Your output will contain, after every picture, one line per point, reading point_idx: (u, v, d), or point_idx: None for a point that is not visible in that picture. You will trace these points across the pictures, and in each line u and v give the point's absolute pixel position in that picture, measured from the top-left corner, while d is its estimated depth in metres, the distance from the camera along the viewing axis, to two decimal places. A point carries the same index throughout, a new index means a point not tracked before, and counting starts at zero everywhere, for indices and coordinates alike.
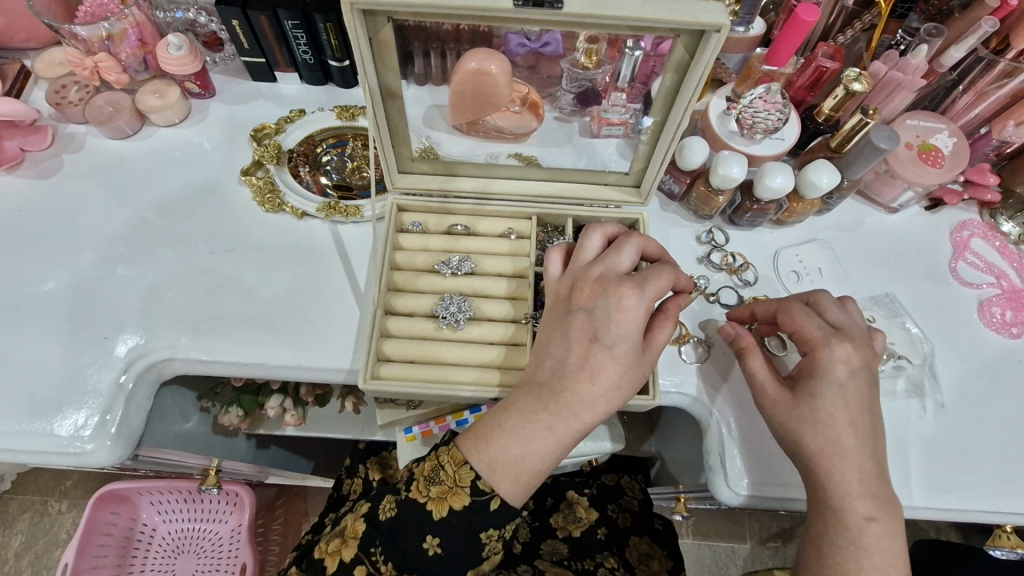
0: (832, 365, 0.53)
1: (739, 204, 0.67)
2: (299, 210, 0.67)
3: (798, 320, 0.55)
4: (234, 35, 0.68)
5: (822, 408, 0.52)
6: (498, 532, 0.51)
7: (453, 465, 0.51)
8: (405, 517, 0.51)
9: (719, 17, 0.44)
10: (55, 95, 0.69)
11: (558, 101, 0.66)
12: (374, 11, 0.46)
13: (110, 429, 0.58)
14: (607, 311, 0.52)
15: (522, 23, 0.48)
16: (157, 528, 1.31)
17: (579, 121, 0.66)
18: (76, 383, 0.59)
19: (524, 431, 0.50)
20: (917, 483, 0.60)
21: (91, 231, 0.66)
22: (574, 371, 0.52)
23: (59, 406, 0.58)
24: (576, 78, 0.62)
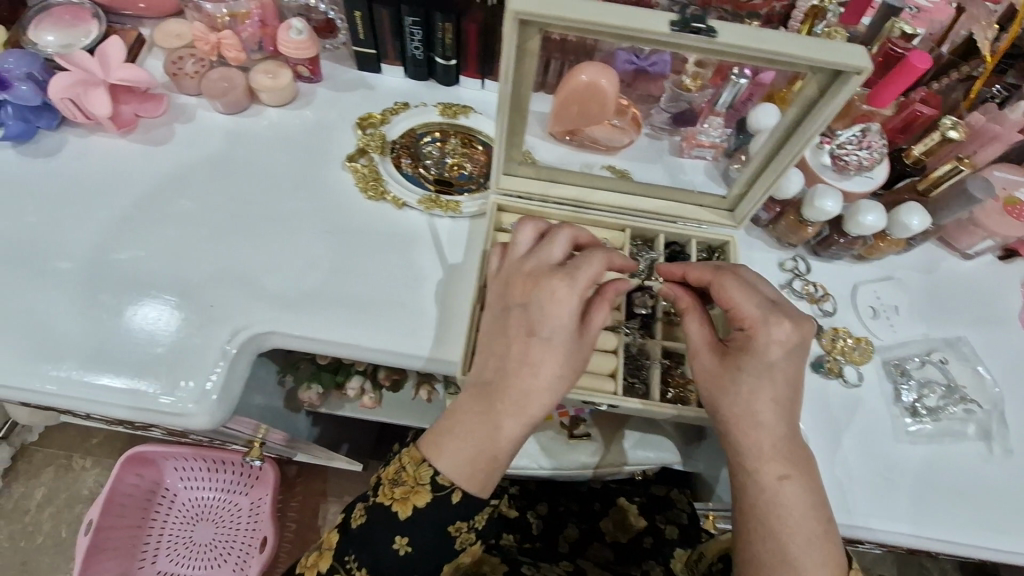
0: (766, 343, 0.53)
1: (826, 236, 0.70)
2: (399, 199, 0.69)
3: (734, 298, 0.55)
4: (353, 25, 0.70)
5: (746, 384, 0.54)
6: (465, 524, 0.56)
7: (412, 464, 0.55)
8: (375, 521, 0.55)
9: (861, 60, 0.46)
10: (172, 66, 0.72)
11: (653, 119, 0.70)
12: (530, 22, 0.47)
13: (210, 394, 0.60)
14: (541, 305, 0.55)
15: (665, 47, 0.49)
16: (177, 495, 1.33)
17: (669, 139, 0.71)
18: (181, 347, 0.61)
19: (466, 431, 0.55)
20: (856, 500, 0.61)
21: (198, 200, 0.68)
22: (515, 365, 0.55)
23: (164, 367, 0.61)
24: (676, 100, 0.67)
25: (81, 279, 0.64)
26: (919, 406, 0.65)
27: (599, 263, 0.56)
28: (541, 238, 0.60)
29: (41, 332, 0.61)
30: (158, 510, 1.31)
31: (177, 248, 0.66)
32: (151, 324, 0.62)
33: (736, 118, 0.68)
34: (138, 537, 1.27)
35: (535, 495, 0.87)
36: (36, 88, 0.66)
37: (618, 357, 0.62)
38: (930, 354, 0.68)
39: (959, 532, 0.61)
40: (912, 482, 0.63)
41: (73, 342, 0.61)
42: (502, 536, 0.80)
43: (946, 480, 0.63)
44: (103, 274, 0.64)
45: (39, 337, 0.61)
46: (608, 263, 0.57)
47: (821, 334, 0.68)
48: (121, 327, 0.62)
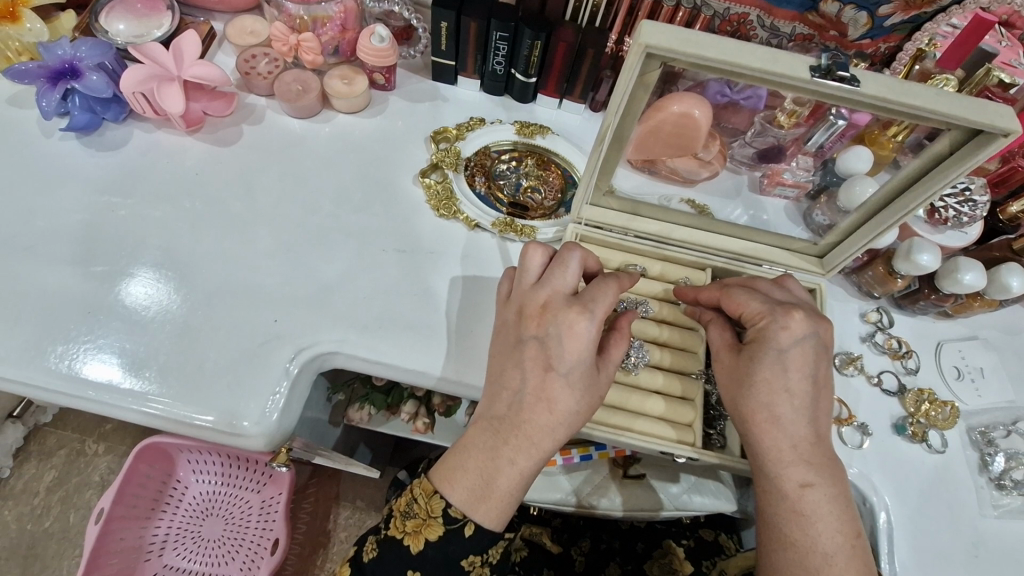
0: (774, 334, 0.51)
1: (915, 291, 0.66)
2: (473, 220, 0.66)
3: (741, 302, 0.55)
4: (436, 36, 0.68)
5: (767, 393, 0.51)
6: (480, 558, 0.53)
7: (424, 497, 0.54)
8: (387, 556, 0.54)
9: (1009, 122, 0.43)
10: (245, 64, 0.69)
11: (734, 154, 0.64)
12: (655, 55, 0.45)
13: (272, 416, 0.57)
14: (559, 339, 0.52)
15: (792, 90, 0.47)
16: (187, 488, 1.29)
17: (750, 174, 0.66)
18: (242, 363, 0.58)
19: (474, 467, 0.53)
20: (913, 563, 0.58)
21: (261, 205, 0.66)
22: (530, 403, 0.52)
23: (223, 386, 0.57)
24: (764, 133, 0.61)
25: (139, 282, 0.61)
26: (1005, 477, 0.61)
27: (615, 290, 0.54)
28: (551, 262, 0.56)
29: (96, 334, 0.59)
30: (168, 502, 1.28)
31: (238, 254, 0.63)
32: (209, 335, 0.59)
33: (824, 157, 0.62)
34: (147, 528, 1.25)
35: (580, 530, 0.84)
36: (108, 79, 0.64)
37: (696, 408, 0.59)
38: (1015, 424, 0.65)
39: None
40: (993, 560, 0.59)
41: (127, 349, 0.58)
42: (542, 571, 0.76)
43: None
44: (162, 278, 0.61)
45: (92, 339, 0.58)
46: (620, 290, 0.55)
47: (904, 393, 0.64)
48: (180, 337, 0.59)
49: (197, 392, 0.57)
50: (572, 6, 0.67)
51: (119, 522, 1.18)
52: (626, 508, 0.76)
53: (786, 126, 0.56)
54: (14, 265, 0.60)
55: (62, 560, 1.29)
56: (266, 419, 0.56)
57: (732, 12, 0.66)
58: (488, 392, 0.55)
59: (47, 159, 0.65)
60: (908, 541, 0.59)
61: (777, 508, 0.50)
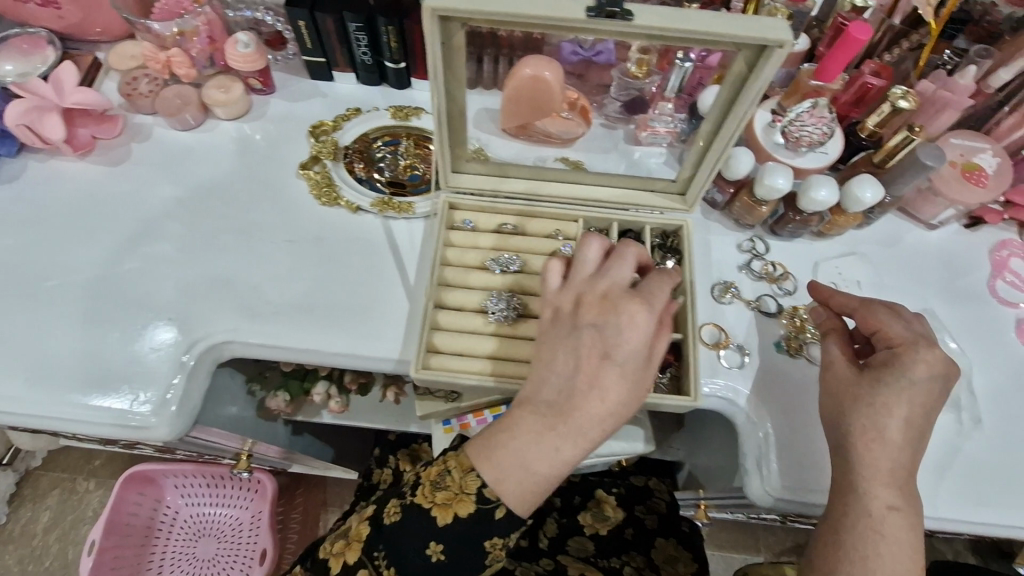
0: (912, 362, 0.53)
1: (782, 214, 0.69)
2: (353, 204, 0.70)
3: (882, 323, 0.56)
4: (300, 35, 0.71)
5: (885, 399, 0.52)
6: (501, 541, 0.53)
7: (459, 471, 0.53)
8: (409, 524, 0.53)
9: (783, 33, 0.46)
10: (127, 86, 0.73)
11: (605, 108, 0.67)
12: (451, 18, 0.48)
13: (169, 402, 0.61)
14: (617, 327, 0.53)
15: (587, 33, 0.50)
16: (179, 512, 1.33)
17: (624, 128, 0.68)
18: (138, 361, 0.62)
19: (523, 450, 0.51)
20: (944, 496, 0.61)
21: (162, 217, 0.69)
22: (583, 390, 0.52)
23: (127, 384, 0.61)
24: (626, 86, 0.64)
25: (51, 301, 0.65)
26: None
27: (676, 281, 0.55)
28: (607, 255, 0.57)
29: (13, 355, 0.62)
30: (161, 529, 1.32)
31: (142, 265, 0.67)
32: (114, 340, 0.63)
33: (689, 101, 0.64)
34: (142, 555, 1.28)
35: None
36: None
37: None
38: None
39: (944, 509, 0.60)
40: None
41: (41, 365, 0.62)
42: None
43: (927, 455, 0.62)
44: (72, 298, 0.65)
45: (9, 360, 0.62)
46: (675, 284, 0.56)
47: (781, 314, 0.67)
48: (89, 348, 0.63)
49: (105, 393, 0.61)
50: None
51: (112, 551, 1.22)
52: None
53: (638, 75, 0.60)
54: None
55: None
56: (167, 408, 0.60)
57: None
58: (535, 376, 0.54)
59: None
60: (925, 469, 0.61)
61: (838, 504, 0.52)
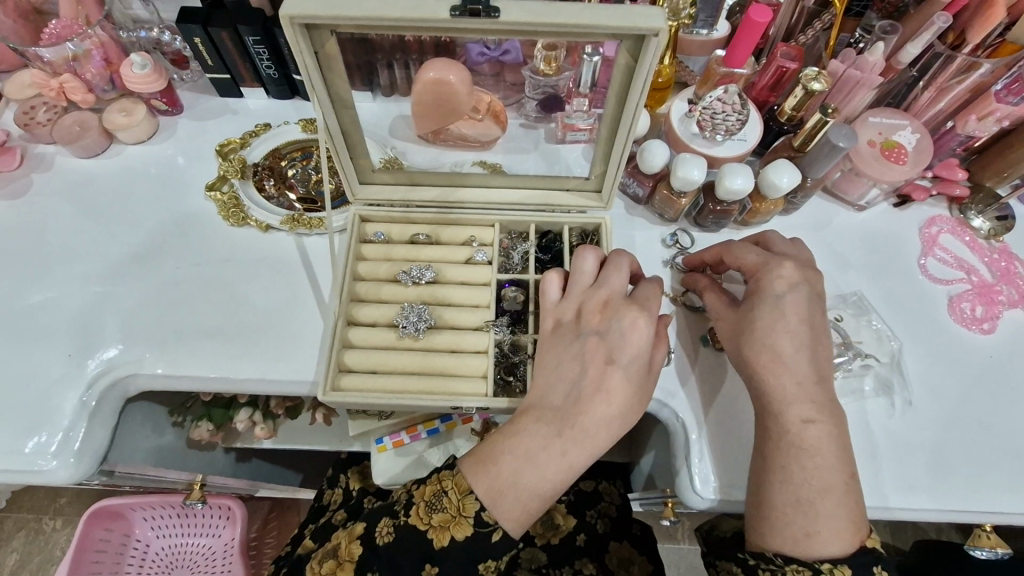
0: (769, 281, 0.56)
1: (702, 205, 0.68)
2: (263, 223, 0.68)
3: (738, 254, 0.60)
4: (199, 52, 0.69)
5: (760, 318, 0.55)
6: (495, 563, 0.51)
7: (456, 492, 0.51)
8: (404, 544, 0.51)
9: (660, 21, 0.45)
10: (24, 116, 0.70)
11: (524, 108, 0.67)
12: (317, 25, 0.46)
13: (70, 439, 0.58)
14: (620, 332, 0.54)
15: (465, 32, 0.48)
16: (148, 545, 1.30)
17: (544, 127, 0.67)
18: (35, 399, 0.59)
19: (529, 457, 0.50)
20: (890, 485, 0.59)
21: (66, 249, 0.67)
22: (588, 396, 0.52)
23: (21, 424, 0.58)
24: (539, 85, 0.63)
25: None
26: None
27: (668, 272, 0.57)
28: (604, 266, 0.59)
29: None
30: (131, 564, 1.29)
31: (44, 301, 0.64)
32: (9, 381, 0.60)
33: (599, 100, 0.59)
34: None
35: None
36: None
37: (489, 357, 0.60)
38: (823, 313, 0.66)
39: (878, 496, 0.58)
40: None
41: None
42: None
43: (860, 443, 0.60)
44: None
45: None
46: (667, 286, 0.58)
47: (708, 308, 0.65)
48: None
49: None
50: None
51: None
52: None
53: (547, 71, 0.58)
54: None
55: None
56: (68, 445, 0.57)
57: None
58: (538, 387, 0.54)
59: None
60: (863, 458, 0.60)
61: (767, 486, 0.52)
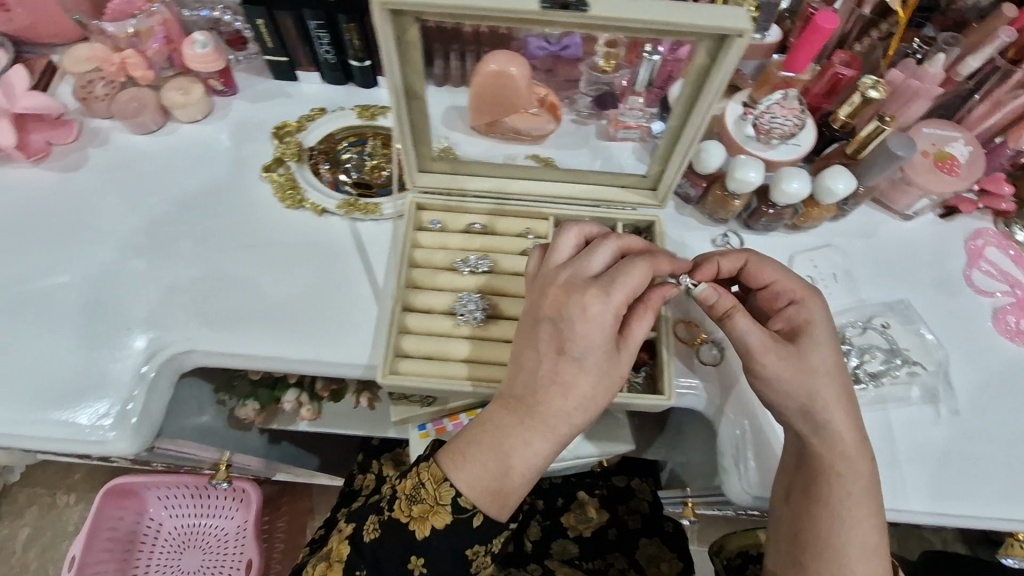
0: (811, 314, 0.53)
1: (755, 208, 0.68)
2: (319, 206, 0.68)
3: (770, 274, 0.56)
4: (259, 34, 0.69)
5: (806, 354, 0.52)
6: (483, 548, 0.53)
7: (432, 483, 0.52)
8: (390, 538, 0.53)
9: (743, 21, 0.46)
10: (82, 90, 0.71)
11: (576, 104, 0.65)
12: (403, 12, 0.47)
13: (127, 413, 0.58)
14: (574, 321, 0.50)
15: (546, 26, 0.48)
16: (162, 524, 1.30)
17: (596, 124, 0.66)
18: (90, 372, 0.59)
19: (495, 446, 0.51)
20: (912, 490, 0.59)
21: (113, 224, 0.67)
22: (545, 386, 0.51)
23: (79, 397, 0.59)
24: (596, 81, 0.62)
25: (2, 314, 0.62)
26: (861, 371, 0.64)
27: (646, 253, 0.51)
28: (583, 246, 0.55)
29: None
30: (144, 542, 1.29)
31: (96, 275, 0.64)
32: (62, 354, 0.60)
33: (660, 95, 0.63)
34: (126, 569, 1.25)
35: None
36: None
37: None
38: (870, 320, 0.67)
39: (897, 501, 0.59)
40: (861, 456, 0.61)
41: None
42: None
43: (904, 449, 0.61)
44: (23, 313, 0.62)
45: None
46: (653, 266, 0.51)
47: None
48: (39, 363, 0.60)
49: (55, 409, 0.58)
50: None
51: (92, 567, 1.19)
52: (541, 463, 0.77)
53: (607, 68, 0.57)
54: None
55: None
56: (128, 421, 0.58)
57: None
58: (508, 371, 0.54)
59: None
60: (885, 468, 0.60)
61: (821, 502, 0.52)
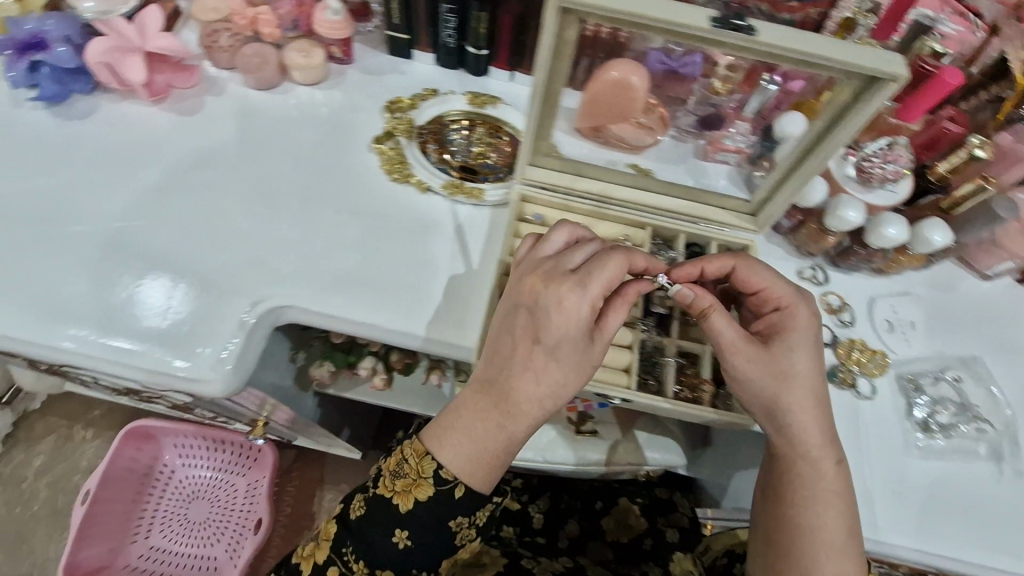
0: (796, 323, 0.56)
1: (847, 247, 0.70)
2: (424, 183, 0.70)
3: (761, 281, 0.57)
4: (389, 9, 0.71)
5: (784, 358, 0.55)
6: (465, 520, 0.56)
7: (415, 457, 0.55)
8: (374, 512, 0.56)
9: (897, 68, 0.47)
10: (207, 39, 0.72)
11: (678, 121, 0.65)
12: (571, 12, 0.48)
13: (168, 346, 0.61)
14: (549, 311, 0.53)
15: (702, 44, 0.50)
16: (175, 472, 1.30)
17: (693, 143, 0.67)
18: (135, 304, 0.62)
19: (474, 426, 0.55)
20: (884, 520, 0.61)
21: (221, 172, 0.69)
22: (518, 370, 0.54)
23: (128, 328, 0.61)
24: (703, 101, 0.63)
25: (109, 244, 0.64)
26: (931, 421, 0.65)
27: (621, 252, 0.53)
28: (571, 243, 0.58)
29: (39, 295, 0.62)
30: (155, 486, 1.29)
31: (200, 218, 0.67)
32: (125, 283, 0.63)
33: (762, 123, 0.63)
34: (135, 510, 1.25)
35: (538, 489, 0.88)
36: (75, 52, 0.67)
37: (633, 352, 0.63)
38: (944, 371, 0.68)
39: (876, 532, 0.60)
40: (920, 500, 0.62)
41: (43, 303, 0.61)
42: (502, 528, 0.82)
43: (964, 501, 0.63)
44: (92, 238, 0.65)
45: (69, 298, 0.62)
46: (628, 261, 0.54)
47: (836, 345, 0.68)
48: (92, 288, 0.63)
49: (105, 334, 0.61)
50: None
51: (104, 503, 1.19)
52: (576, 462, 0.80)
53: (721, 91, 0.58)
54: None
55: (48, 543, 1.31)
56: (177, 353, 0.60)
57: None
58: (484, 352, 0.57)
59: (18, 131, 0.68)
60: (862, 495, 0.62)
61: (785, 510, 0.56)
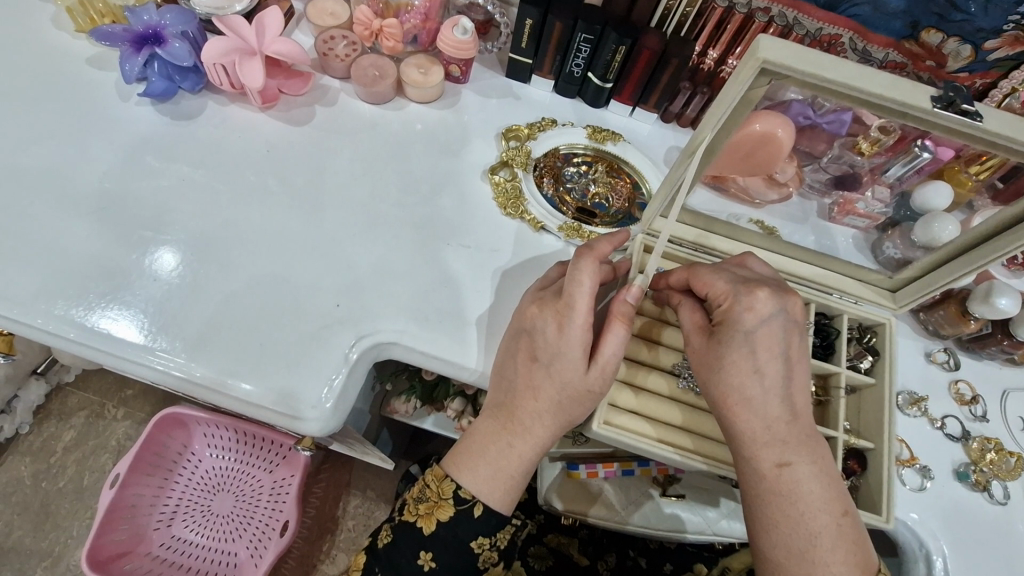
0: (739, 314, 0.50)
1: (987, 334, 0.65)
2: (538, 221, 0.65)
3: (707, 280, 0.54)
4: (519, 33, 0.67)
5: (725, 353, 0.51)
6: (488, 541, 0.54)
7: (435, 481, 0.54)
8: (401, 539, 0.54)
9: None
10: (324, 45, 0.69)
11: (807, 180, 0.67)
12: (770, 73, 0.44)
13: (164, 331, 0.56)
14: (545, 335, 0.51)
15: (903, 121, 0.47)
16: (201, 461, 1.14)
17: (819, 201, 0.68)
18: (178, 296, 0.58)
19: (489, 454, 0.53)
20: None
21: (331, 186, 0.65)
22: (519, 392, 0.52)
23: (169, 331, 0.57)
24: (838, 160, 0.63)
25: (211, 254, 0.60)
26: None
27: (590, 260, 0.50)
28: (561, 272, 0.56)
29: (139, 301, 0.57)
30: (179, 473, 1.14)
31: (282, 226, 0.62)
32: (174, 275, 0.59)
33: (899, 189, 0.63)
34: (157, 498, 1.11)
35: (604, 544, 0.79)
36: (190, 48, 0.64)
37: None
38: None
39: None
40: None
41: (149, 307, 0.57)
42: None
43: None
44: (175, 241, 0.60)
45: (168, 313, 0.57)
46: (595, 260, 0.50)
47: (969, 440, 0.62)
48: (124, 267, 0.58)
49: (110, 315, 0.56)
50: (660, 14, 0.66)
51: (132, 489, 1.06)
52: (647, 525, 0.74)
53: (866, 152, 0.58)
54: (92, 228, 0.60)
55: (74, 519, 1.18)
56: (168, 339, 0.56)
57: (824, 32, 0.65)
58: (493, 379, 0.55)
59: (119, 123, 0.65)
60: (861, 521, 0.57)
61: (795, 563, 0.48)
